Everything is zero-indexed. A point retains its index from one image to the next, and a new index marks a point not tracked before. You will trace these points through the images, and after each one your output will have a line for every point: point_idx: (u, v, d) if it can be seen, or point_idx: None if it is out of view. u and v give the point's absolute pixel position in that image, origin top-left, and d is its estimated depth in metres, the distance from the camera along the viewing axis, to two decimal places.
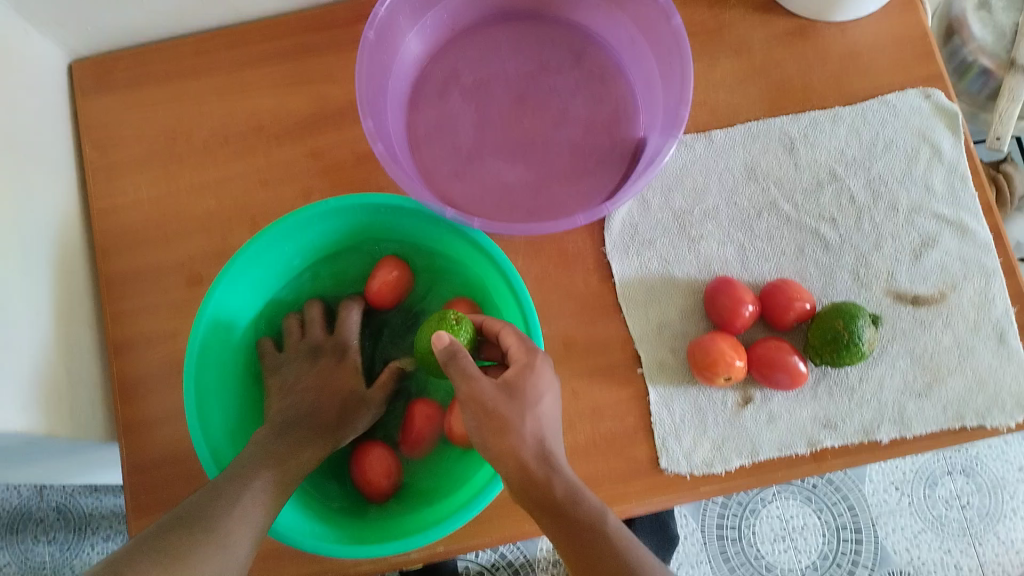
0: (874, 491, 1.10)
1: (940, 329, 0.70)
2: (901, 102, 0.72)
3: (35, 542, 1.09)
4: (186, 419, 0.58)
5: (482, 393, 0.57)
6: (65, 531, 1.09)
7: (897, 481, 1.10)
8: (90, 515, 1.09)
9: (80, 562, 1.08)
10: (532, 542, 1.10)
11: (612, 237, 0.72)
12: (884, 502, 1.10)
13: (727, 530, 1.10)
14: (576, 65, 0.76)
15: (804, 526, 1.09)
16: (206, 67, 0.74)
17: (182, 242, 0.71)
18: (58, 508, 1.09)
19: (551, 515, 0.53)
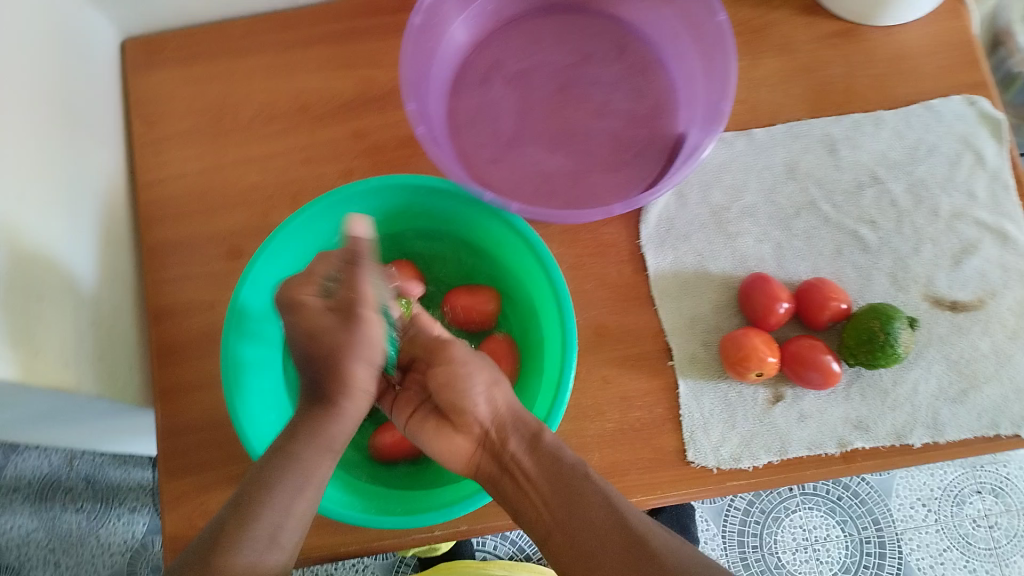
0: (901, 506, 1.17)
1: (978, 335, 0.70)
2: (948, 109, 0.74)
3: (63, 510, 1.20)
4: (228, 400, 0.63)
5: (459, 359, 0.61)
6: (92, 501, 1.20)
7: (924, 498, 1.17)
8: (119, 486, 1.20)
9: (105, 531, 1.19)
10: None
11: (648, 230, 0.74)
12: (910, 517, 1.16)
13: (747, 537, 1.18)
14: (620, 58, 0.78)
15: (827, 537, 1.16)
16: (257, 48, 0.79)
17: (231, 215, 0.76)
18: (87, 478, 1.21)
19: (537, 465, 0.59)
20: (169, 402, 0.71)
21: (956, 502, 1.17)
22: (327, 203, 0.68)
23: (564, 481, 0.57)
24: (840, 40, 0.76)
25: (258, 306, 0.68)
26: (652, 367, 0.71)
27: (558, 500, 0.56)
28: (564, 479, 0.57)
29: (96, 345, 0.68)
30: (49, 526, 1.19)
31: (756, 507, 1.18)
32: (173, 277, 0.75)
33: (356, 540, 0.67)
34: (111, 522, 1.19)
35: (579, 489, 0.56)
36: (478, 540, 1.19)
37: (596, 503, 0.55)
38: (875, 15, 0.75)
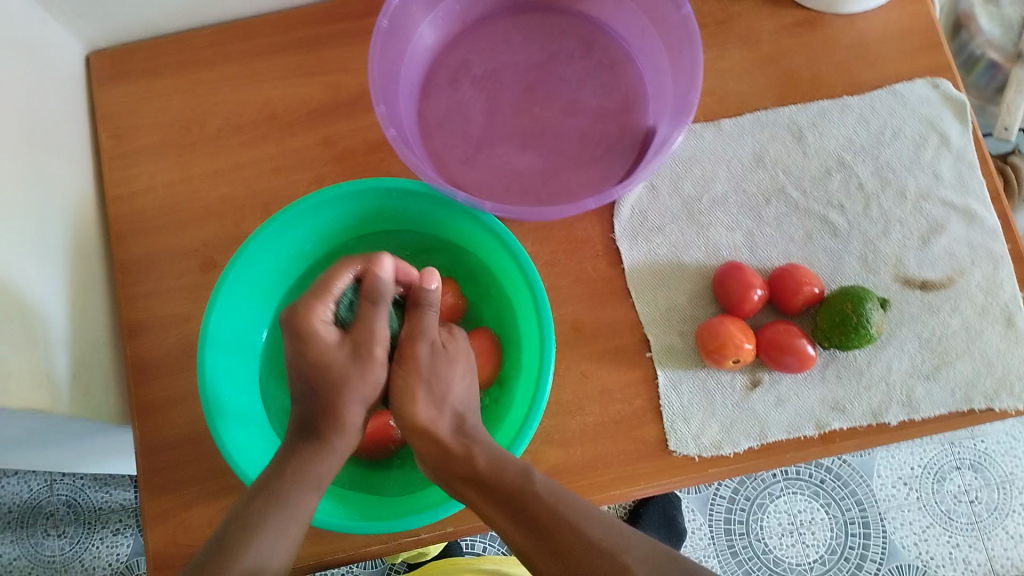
0: (883, 486, 1.19)
1: (948, 312, 0.71)
2: (909, 92, 0.76)
3: (45, 536, 1.18)
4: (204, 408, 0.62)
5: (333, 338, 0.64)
6: (74, 525, 1.19)
7: (906, 477, 1.19)
8: (100, 508, 1.19)
9: (88, 554, 1.17)
10: None
11: (622, 223, 0.74)
12: (892, 497, 1.18)
13: (734, 525, 1.19)
14: (586, 55, 0.78)
15: (812, 520, 1.18)
16: (223, 58, 0.78)
17: (203, 227, 0.75)
18: (68, 502, 1.19)
19: (479, 488, 0.57)
20: (148, 419, 0.71)
21: (937, 479, 1.19)
22: (299, 211, 0.68)
23: (514, 498, 0.55)
24: (803, 29, 0.77)
25: (230, 312, 0.67)
26: (632, 359, 0.71)
27: (510, 519, 0.54)
28: (511, 494, 0.55)
29: (70, 364, 0.68)
30: (30, 553, 1.18)
31: (741, 495, 1.19)
32: (146, 292, 0.74)
33: (343, 548, 0.67)
34: (95, 545, 1.18)
35: (527, 503, 0.54)
36: (466, 542, 1.19)
37: (548, 514, 0.53)
38: (836, 3, 0.76)
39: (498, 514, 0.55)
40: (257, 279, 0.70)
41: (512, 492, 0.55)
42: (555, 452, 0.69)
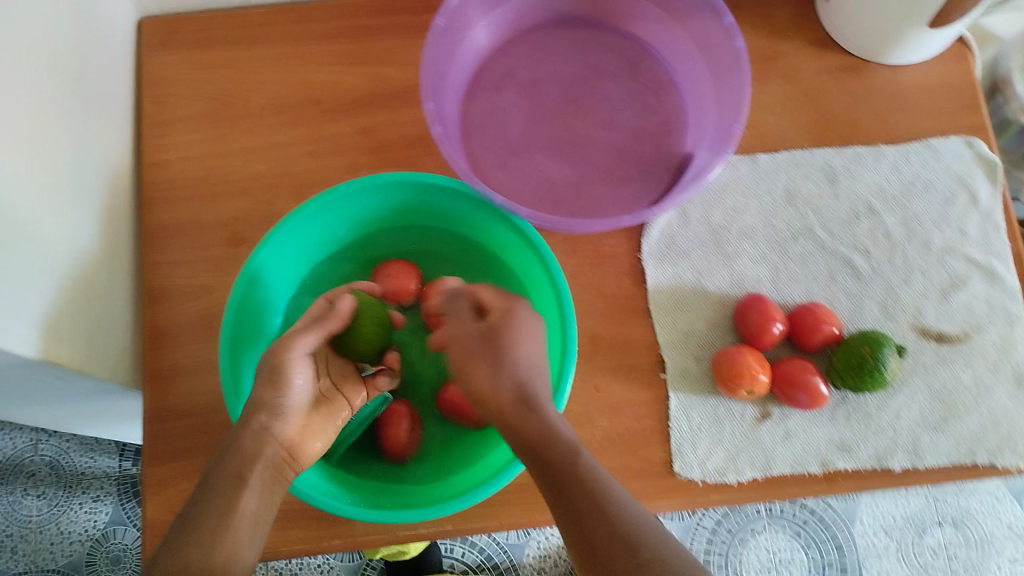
0: (864, 533, 1.19)
1: (961, 367, 0.72)
2: (942, 147, 0.77)
3: (24, 495, 1.17)
4: (225, 311, 0.63)
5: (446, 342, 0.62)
6: (55, 487, 1.18)
7: (887, 526, 1.20)
8: (83, 474, 1.18)
9: (66, 518, 1.16)
10: (520, 548, 1.19)
11: (649, 244, 0.75)
12: (872, 545, 1.19)
13: (714, 556, 1.19)
14: (631, 75, 0.79)
15: (790, 560, 1.18)
16: (272, 38, 0.79)
17: (235, 201, 0.75)
18: (51, 464, 1.19)
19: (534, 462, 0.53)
20: (160, 386, 0.71)
21: (917, 532, 1.20)
22: (345, 193, 0.68)
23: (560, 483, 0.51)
24: (845, 74, 0.79)
25: (291, 242, 0.69)
26: (644, 379, 0.72)
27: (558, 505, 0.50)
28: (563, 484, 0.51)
29: (91, 322, 0.68)
30: (8, 512, 1.16)
31: (723, 527, 1.20)
32: (172, 260, 0.74)
33: (343, 534, 0.68)
34: (73, 510, 1.17)
35: (575, 492, 0.50)
36: (446, 546, 1.19)
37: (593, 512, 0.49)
38: (892, 56, 0.78)
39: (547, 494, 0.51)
40: (324, 224, 0.71)
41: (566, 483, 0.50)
42: None
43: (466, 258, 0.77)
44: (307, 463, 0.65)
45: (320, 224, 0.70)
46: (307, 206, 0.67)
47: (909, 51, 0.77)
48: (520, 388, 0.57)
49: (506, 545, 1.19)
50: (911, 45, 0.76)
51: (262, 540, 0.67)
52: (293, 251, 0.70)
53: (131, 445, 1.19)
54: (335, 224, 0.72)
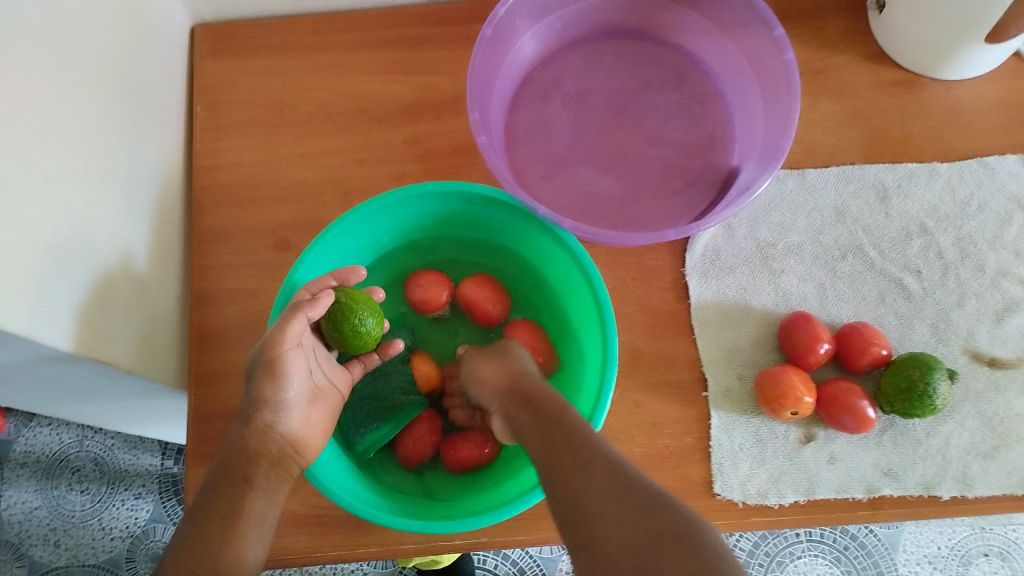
0: (907, 561, 1.16)
1: (1015, 394, 0.70)
2: (1000, 166, 0.75)
3: (69, 490, 1.20)
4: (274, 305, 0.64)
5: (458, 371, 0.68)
6: (98, 482, 1.20)
7: (931, 555, 1.16)
8: (126, 471, 1.20)
9: (108, 514, 1.18)
10: (552, 561, 1.18)
11: (693, 258, 0.74)
12: (915, 574, 1.16)
13: None
14: (678, 88, 0.78)
15: None
16: (322, 46, 0.80)
17: (282, 207, 0.76)
18: (95, 460, 1.21)
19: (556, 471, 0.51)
20: (205, 388, 0.72)
21: (963, 563, 1.16)
22: (393, 200, 0.68)
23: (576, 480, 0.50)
24: (898, 90, 0.77)
25: (342, 244, 0.69)
26: (685, 396, 0.71)
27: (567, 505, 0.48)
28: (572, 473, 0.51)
29: (140, 323, 0.69)
30: (52, 505, 1.19)
31: (761, 550, 1.17)
32: (219, 264, 0.75)
33: (377, 543, 0.68)
34: (115, 506, 1.19)
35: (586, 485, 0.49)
36: (478, 557, 1.19)
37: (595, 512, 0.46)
38: (961, 74, 0.76)
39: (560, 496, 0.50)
40: (374, 229, 0.71)
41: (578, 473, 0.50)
42: None
43: (510, 269, 0.77)
44: (344, 469, 0.65)
45: (371, 229, 0.71)
46: (359, 210, 0.67)
47: (979, 66, 0.75)
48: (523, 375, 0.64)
49: (539, 558, 1.18)
50: (967, 61, 0.74)
51: (299, 545, 0.68)
52: (337, 259, 0.71)
53: (173, 444, 1.21)
54: (384, 229, 0.72)
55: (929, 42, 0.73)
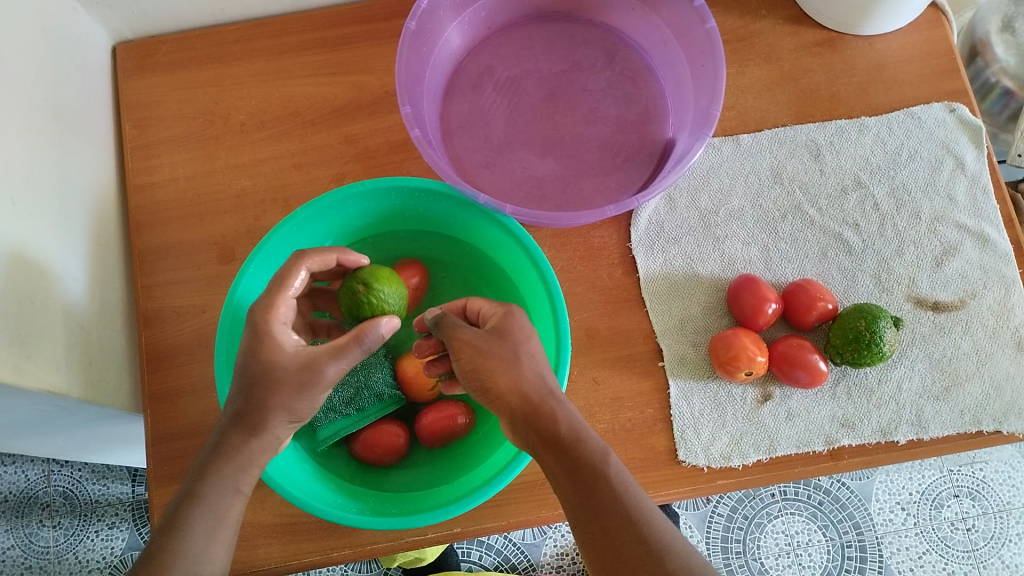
0: (881, 510, 1.19)
1: (960, 335, 0.72)
2: (926, 115, 0.77)
3: (41, 526, 1.17)
4: (226, 307, 0.64)
5: (470, 338, 0.58)
6: (70, 516, 1.18)
7: (903, 502, 1.19)
8: (97, 501, 1.19)
9: (83, 547, 1.16)
10: (536, 547, 1.19)
11: (638, 233, 0.75)
12: (890, 521, 1.18)
13: (731, 543, 1.19)
14: (608, 65, 0.79)
15: (809, 542, 1.18)
16: (248, 54, 0.79)
17: (222, 220, 0.75)
18: (65, 494, 1.19)
19: (554, 455, 0.53)
20: (160, 408, 0.71)
21: (934, 506, 1.19)
22: (333, 201, 0.68)
23: (591, 486, 0.52)
24: (823, 49, 0.78)
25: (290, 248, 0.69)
26: (643, 368, 0.72)
27: (575, 494, 0.53)
28: (588, 480, 0.52)
29: (88, 349, 0.68)
30: (25, 545, 1.17)
31: (739, 513, 1.19)
32: (165, 282, 0.74)
33: (350, 546, 0.68)
34: (90, 538, 1.17)
35: (602, 496, 0.52)
36: (462, 550, 1.19)
37: (613, 507, 0.52)
38: (888, 28, 0.78)
39: (559, 484, 0.54)
40: (321, 232, 0.71)
41: (592, 483, 0.52)
42: None
43: (458, 259, 0.77)
44: (309, 475, 0.65)
45: (317, 231, 0.71)
46: (304, 211, 0.67)
47: (922, 7, 0.76)
48: (542, 381, 0.57)
49: (522, 545, 1.19)
50: (886, 16, 0.75)
51: (271, 555, 0.67)
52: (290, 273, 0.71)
53: (143, 470, 1.20)
54: (332, 232, 0.72)
55: (862, 11, 0.75)
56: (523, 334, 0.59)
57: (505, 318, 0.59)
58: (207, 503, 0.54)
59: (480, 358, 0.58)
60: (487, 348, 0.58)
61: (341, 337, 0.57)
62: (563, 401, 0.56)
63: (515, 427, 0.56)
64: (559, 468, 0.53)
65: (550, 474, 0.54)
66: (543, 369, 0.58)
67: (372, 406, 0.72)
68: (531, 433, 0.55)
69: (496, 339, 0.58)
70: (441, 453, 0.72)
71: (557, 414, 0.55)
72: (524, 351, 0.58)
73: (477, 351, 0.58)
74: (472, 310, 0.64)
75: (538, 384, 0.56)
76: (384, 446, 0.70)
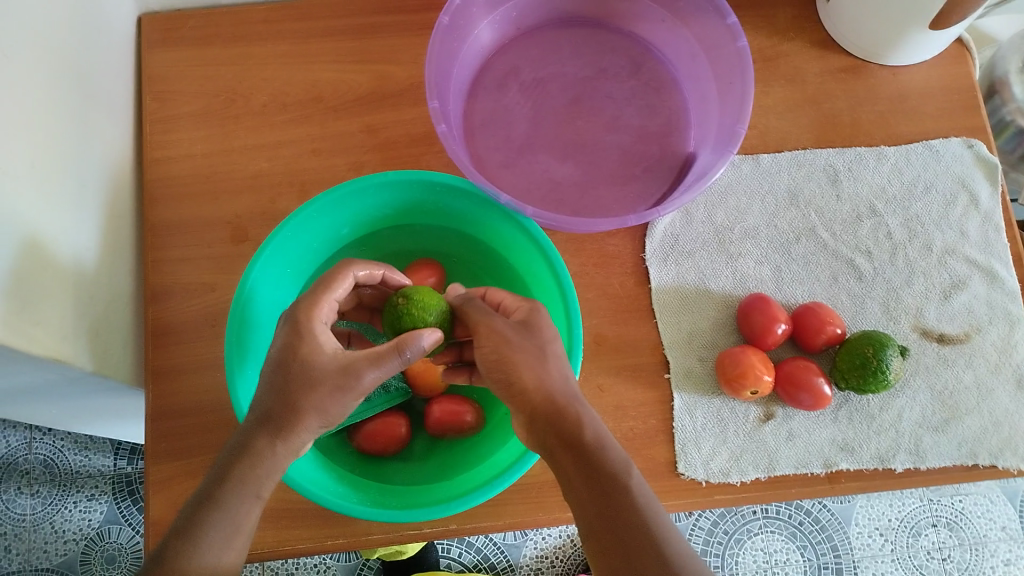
0: (859, 534, 1.20)
1: (962, 369, 0.73)
2: (944, 149, 0.77)
3: (19, 493, 1.16)
4: (238, 288, 0.64)
5: (498, 330, 0.61)
6: (49, 485, 1.17)
7: (882, 528, 1.20)
8: (78, 472, 1.17)
9: (60, 518, 1.15)
10: (516, 548, 1.19)
11: (653, 244, 0.75)
12: (867, 546, 1.19)
13: (711, 557, 1.19)
14: (634, 75, 0.79)
15: (787, 561, 1.19)
16: (273, 35, 0.79)
17: (237, 200, 0.75)
18: (45, 462, 1.18)
19: (573, 455, 0.55)
20: (162, 384, 0.70)
21: (912, 534, 1.20)
22: (354, 190, 0.68)
23: (607, 487, 0.53)
24: (847, 76, 0.79)
25: (306, 233, 0.69)
26: (649, 380, 0.72)
27: (589, 497, 0.53)
28: (604, 481, 0.53)
29: (95, 321, 0.68)
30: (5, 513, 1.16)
31: (720, 528, 1.20)
32: (174, 258, 0.74)
33: (345, 535, 0.67)
34: (67, 508, 1.16)
35: (616, 499, 0.53)
36: (442, 546, 1.19)
37: (628, 513, 0.52)
38: (912, 60, 0.78)
39: (576, 486, 0.54)
40: (338, 219, 0.71)
41: (607, 483, 0.53)
42: None
43: (472, 256, 0.77)
44: (311, 460, 0.65)
45: (335, 218, 0.70)
46: (325, 197, 0.67)
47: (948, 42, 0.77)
48: (568, 381, 0.58)
49: (502, 545, 1.19)
50: (913, 47, 0.76)
51: (264, 539, 0.67)
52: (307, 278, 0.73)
53: (126, 444, 1.19)
54: (349, 220, 0.72)
55: (890, 41, 0.76)
56: (549, 332, 0.60)
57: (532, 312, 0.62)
58: (225, 509, 0.53)
59: (508, 351, 0.59)
60: (516, 341, 0.60)
61: (381, 347, 0.58)
62: (587, 408, 0.58)
63: (535, 424, 0.58)
64: (578, 469, 0.54)
65: (567, 475, 0.55)
66: (568, 371, 0.59)
67: (378, 397, 0.73)
68: (552, 431, 0.56)
69: (526, 334, 0.60)
70: (442, 448, 0.72)
71: (579, 416, 0.57)
72: (552, 350, 0.59)
73: (507, 345, 0.60)
74: (493, 300, 0.66)
75: (564, 387, 0.58)
76: (383, 437, 0.70)
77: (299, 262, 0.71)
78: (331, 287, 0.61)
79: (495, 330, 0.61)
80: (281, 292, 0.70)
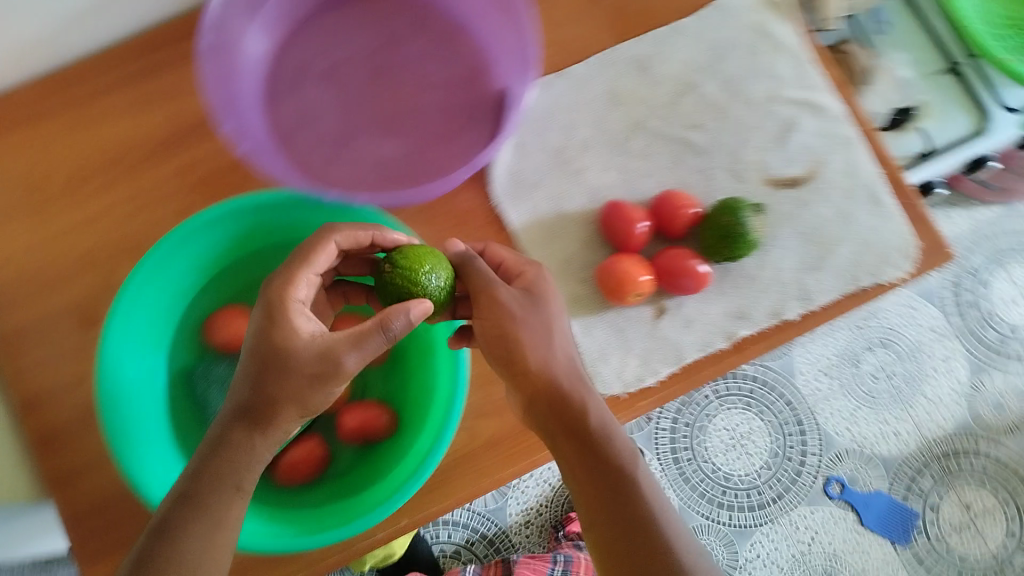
0: (806, 382, 1.24)
1: (818, 205, 0.76)
2: (732, 2, 0.78)
3: None
4: (97, 367, 0.63)
5: (509, 300, 0.63)
6: None
7: (824, 368, 1.25)
8: None
9: None
10: (501, 512, 1.20)
11: (499, 182, 0.74)
12: (817, 390, 1.24)
13: (681, 453, 1.21)
14: (422, 31, 0.78)
15: (750, 431, 1.22)
16: (48, 113, 0.74)
17: (71, 284, 0.72)
18: None
19: (573, 443, 0.61)
20: (64, 491, 0.67)
21: (853, 362, 1.25)
22: (183, 236, 0.66)
23: (609, 475, 0.60)
24: None
25: (153, 294, 0.68)
26: None
27: (597, 488, 0.60)
28: (607, 465, 0.61)
29: None
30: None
31: (681, 422, 1.22)
32: (30, 364, 0.70)
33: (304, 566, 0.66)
34: None
35: (621, 483, 0.60)
36: (431, 534, 1.19)
37: (635, 501, 0.60)
38: None
39: (580, 471, 0.61)
40: (181, 272, 0.69)
41: (614, 470, 0.60)
42: (491, 422, 0.70)
43: None
44: None
45: (177, 272, 0.69)
46: (156, 253, 0.65)
47: None
48: (572, 362, 0.64)
49: (486, 513, 1.20)
50: None
51: None
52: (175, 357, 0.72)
53: None
54: (194, 269, 0.70)
55: None
56: (553, 302, 0.65)
57: (535, 274, 0.66)
58: (207, 508, 0.54)
59: (512, 325, 0.63)
60: (523, 314, 0.63)
61: (366, 321, 0.55)
62: (591, 393, 0.64)
63: (527, 410, 0.63)
64: (580, 459, 0.61)
65: (565, 461, 0.62)
66: (572, 351, 0.64)
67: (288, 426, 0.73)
68: (543, 413, 0.62)
69: (531, 308, 0.64)
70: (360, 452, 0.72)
71: (576, 400, 0.62)
72: (555, 327, 0.64)
73: (483, 335, 0.64)
74: (493, 259, 0.68)
75: (569, 371, 0.63)
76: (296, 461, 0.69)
77: (158, 323, 0.70)
78: (310, 263, 0.59)
79: (490, 309, 0.63)
80: (150, 363, 0.69)
